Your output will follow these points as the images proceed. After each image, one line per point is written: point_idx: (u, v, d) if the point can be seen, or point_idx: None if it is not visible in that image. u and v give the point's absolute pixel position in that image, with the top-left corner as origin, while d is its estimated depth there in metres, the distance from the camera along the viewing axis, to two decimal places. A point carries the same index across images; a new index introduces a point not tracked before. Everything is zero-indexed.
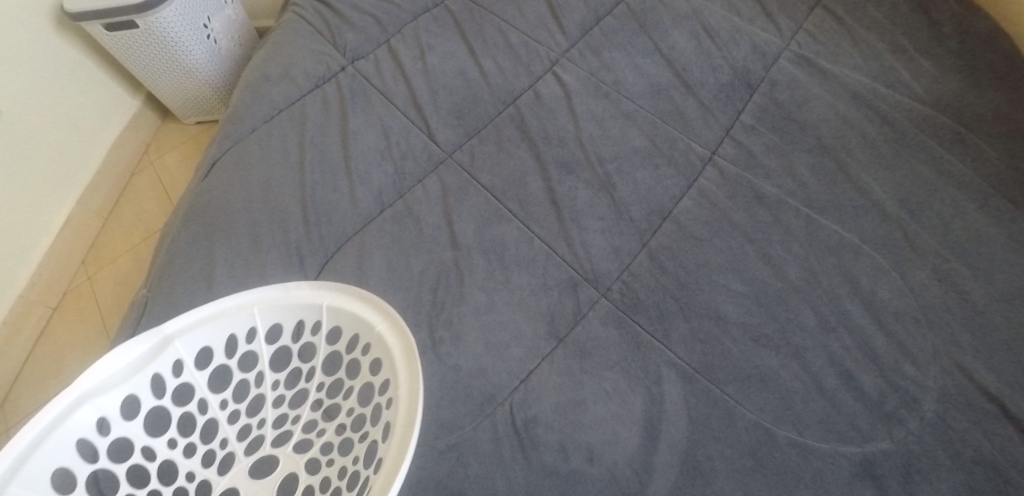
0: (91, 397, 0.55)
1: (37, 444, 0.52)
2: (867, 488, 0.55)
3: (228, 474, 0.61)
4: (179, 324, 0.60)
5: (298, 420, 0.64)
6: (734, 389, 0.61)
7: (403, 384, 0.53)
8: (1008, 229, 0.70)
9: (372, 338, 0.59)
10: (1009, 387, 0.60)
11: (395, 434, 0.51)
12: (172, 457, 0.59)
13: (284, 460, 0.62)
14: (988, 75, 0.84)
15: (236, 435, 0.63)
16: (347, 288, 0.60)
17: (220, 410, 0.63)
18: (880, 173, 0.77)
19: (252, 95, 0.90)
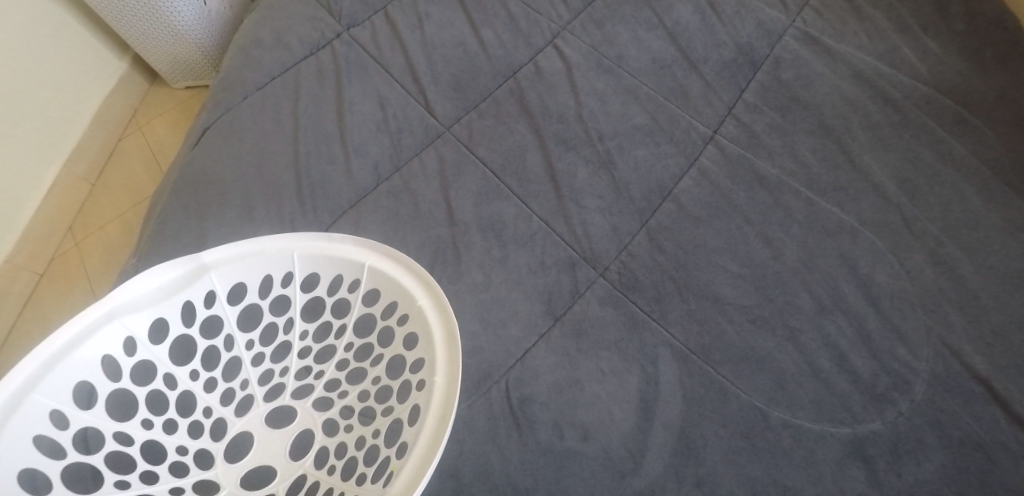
0: (122, 316, 0.58)
1: (62, 355, 0.54)
2: (857, 468, 0.56)
3: (245, 416, 0.63)
4: (219, 254, 0.62)
5: (321, 376, 0.64)
6: (728, 370, 0.61)
7: (439, 370, 0.52)
8: (1006, 213, 0.70)
9: (411, 310, 0.58)
10: (998, 370, 0.61)
11: (428, 424, 0.49)
12: (191, 388, 0.61)
13: (301, 416, 0.63)
14: (993, 57, 0.83)
15: (257, 379, 0.64)
16: (390, 252, 0.60)
17: (245, 351, 0.64)
18: (882, 155, 0.76)
19: (244, 60, 0.88)
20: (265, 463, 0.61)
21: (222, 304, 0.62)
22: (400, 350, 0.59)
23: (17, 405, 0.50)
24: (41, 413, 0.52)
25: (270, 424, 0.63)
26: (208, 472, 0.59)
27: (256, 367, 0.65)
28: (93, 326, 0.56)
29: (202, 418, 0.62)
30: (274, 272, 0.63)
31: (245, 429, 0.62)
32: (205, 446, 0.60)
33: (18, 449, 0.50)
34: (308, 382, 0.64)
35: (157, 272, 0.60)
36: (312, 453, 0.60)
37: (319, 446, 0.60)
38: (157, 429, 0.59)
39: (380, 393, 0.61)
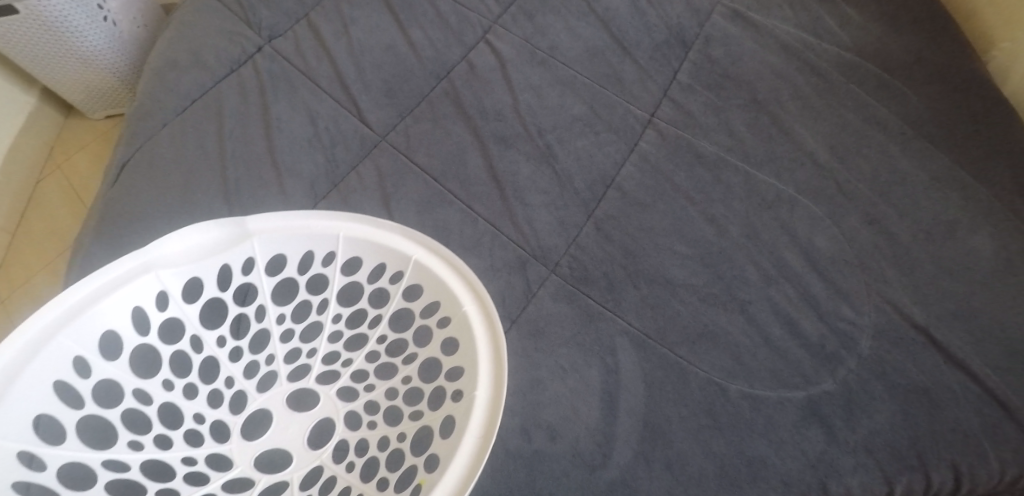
0: (158, 269, 0.57)
1: (93, 301, 0.53)
2: (815, 429, 0.58)
3: (267, 392, 0.62)
4: (264, 222, 0.60)
5: (349, 365, 0.63)
6: (685, 350, 0.63)
7: (480, 384, 0.49)
8: (929, 168, 0.74)
9: (455, 314, 0.55)
10: (935, 319, 0.64)
11: (469, 442, 0.46)
12: (216, 354, 0.61)
13: (323, 401, 0.62)
14: (906, 21, 0.87)
15: (283, 356, 0.63)
16: (440, 253, 0.57)
17: (275, 325, 0.63)
18: (811, 123, 0.79)
19: (160, 84, 0.84)
20: (279, 446, 0.60)
21: (260, 274, 0.61)
22: (439, 351, 0.57)
23: (39, 351, 0.49)
24: (67, 359, 0.51)
25: (290, 405, 0.62)
26: (222, 446, 0.58)
27: (284, 343, 0.64)
28: (127, 275, 0.55)
29: (224, 387, 0.61)
30: (316, 249, 0.61)
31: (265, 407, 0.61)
32: (221, 418, 0.60)
33: (35, 397, 0.49)
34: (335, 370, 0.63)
35: (200, 229, 0.59)
36: (331, 444, 0.59)
37: (337, 440, 0.59)
38: (177, 394, 0.58)
39: (409, 394, 0.59)
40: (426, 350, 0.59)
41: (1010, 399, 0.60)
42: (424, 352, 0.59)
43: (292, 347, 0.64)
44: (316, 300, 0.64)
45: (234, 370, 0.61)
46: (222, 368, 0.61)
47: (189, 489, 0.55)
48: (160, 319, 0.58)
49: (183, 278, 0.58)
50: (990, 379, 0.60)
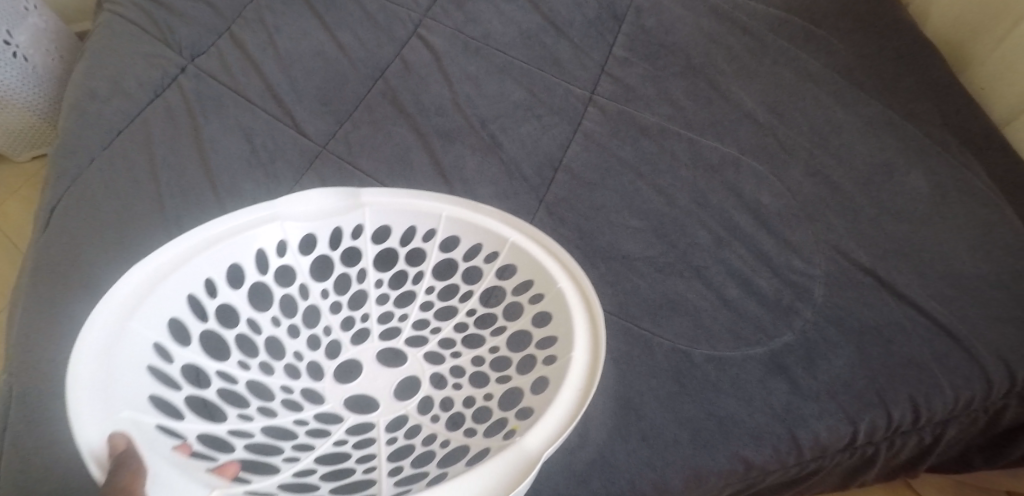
0: (283, 220, 0.57)
1: (224, 235, 0.55)
2: (779, 381, 0.60)
3: (362, 345, 0.60)
4: (379, 194, 0.60)
5: (437, 331, 0.61)
6: (648, 322, 0.64)
7: (578, 346, 0.48)
8: (862, 114, 0.76)
9: (547, 288, 0.55)
10: (881, 260, 0.66)
11: (565, 397, 0.45)
12: (319, 304, 0.60)
13: (410, 361, 0.59)
14: None
15: (378, 315, 0.62)
16: (541, 237, 0.56)
17: (373, 288, 0.63)
18: (747, 82, 0.80)
19: (77, 117, 0.79)
20: (368, 393, 0.58)
21: (366, 241, 0.61)
22: (530, 323, 0.56)
23: (178, 267, 0.51)
24: (198, 280, 0.53)
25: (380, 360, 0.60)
26: (318, 383, 0.57)
27: (380, 304, 0.63)
28: (257, 213, 0.57)
29: (321, 335, 0.60)
30: (420, 224, 0.60)
31: (357, 359, 0.60)
32: (318, 360, 0.59)
33: (169, 302, 0.50)
34: (422, 336, 0.61)
35: (322, 195, 0.59)
36: (416, 400, 0.56)
37: (422, 397, 0.57)
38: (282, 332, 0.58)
39: (495, 361, 0.58)
40: (517, 325, 0.58)
41: (956, 328, 0.62)
42: (513, 326, 0.58)
43: (387, 311, 0.63)
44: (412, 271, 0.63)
45: (331, 322, 0.60)
46: (323, 317, 0.60)
47: (287, 412, 0.54)
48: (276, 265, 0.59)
49: (301, 232, 0.59)
50: (937, 311, 0.63)
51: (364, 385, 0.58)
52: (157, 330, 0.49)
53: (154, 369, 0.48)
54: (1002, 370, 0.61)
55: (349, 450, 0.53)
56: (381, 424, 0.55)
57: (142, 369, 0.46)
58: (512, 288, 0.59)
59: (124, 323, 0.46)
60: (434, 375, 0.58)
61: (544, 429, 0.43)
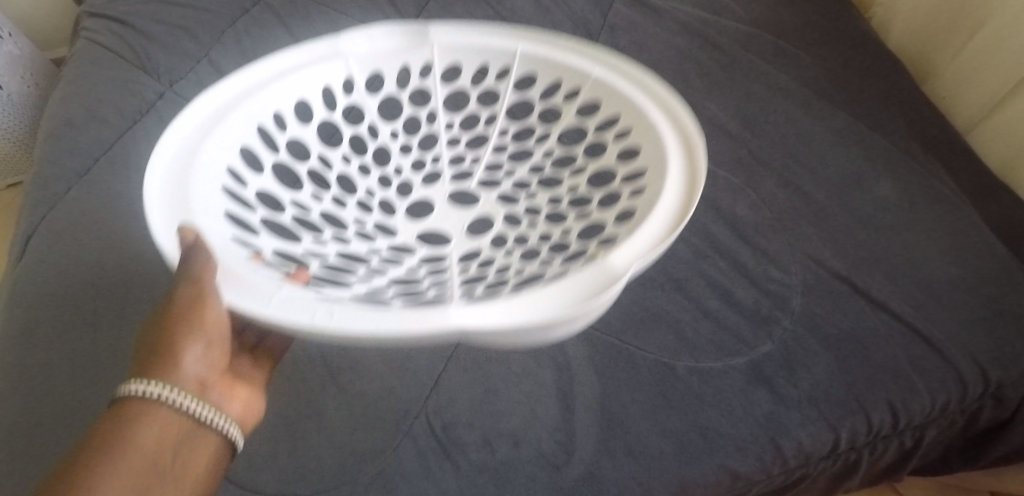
0: (346, 56, 0.61)
1: (298, 68, 0.58)
2: (762, 391, 0.61)
3: (432, 186, 0.68)
4: (449, 33, 0.63)
5: (511, 178, 0.68)
6: (630, 336, 0.64)
7: (673, 160, 0.48)
8: (832, 125, 0.78)
9: (631, 120, 0.56)
10: (855, 267, 0.68)
11: (668, 198, 0.45)
12: (391, 145, 0.69)
13: (482, 202, 0.66)
14: None
15: (447, 160, 0.70)
16: (635, 72, 0.57)
17: (444, 132, 0.71)
18: (720, 96, 0.82)
19: (54, 145, 0.79)
20: (443, 227, 0.65)
21: (436, 84, 0.67)
22: (614, 161, 0.60)
23: (242, 99, 0.54)
24: (280, 104, 0.56)
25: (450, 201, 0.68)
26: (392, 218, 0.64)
27: (450, 148, 0.71)
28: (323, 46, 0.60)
29: (392, 175, 0.68)
30: (494, 62, 0.64)
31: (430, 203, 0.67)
32: (388, 197, 0.66)
33: (244, 127, 0.53)
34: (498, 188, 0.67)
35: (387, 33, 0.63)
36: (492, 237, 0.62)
37: (496, 235, 0.63)
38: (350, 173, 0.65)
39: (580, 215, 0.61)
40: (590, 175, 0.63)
41: (930, 331, 0.64)
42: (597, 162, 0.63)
43: (456, 155, 0.71)
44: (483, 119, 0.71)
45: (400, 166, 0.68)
46: (394, 158, 0.68)
47: (366, 239, 0.60)
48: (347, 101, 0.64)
49: (365, 69, 0.63)
50: (910, 315, 0.65)
51: (436, 224, 0.65)
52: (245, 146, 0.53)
53: (236, 188, 0.52)
54: (976, 371, 0.63)
55: (431, 269, 0.59)
56: (459, 253, 0.61)
57: (218, 188, 0.48)
58: (593, 124, 0.64)
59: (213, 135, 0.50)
60: (501, 228, 0.63)
61: (637, 245, 0.41)
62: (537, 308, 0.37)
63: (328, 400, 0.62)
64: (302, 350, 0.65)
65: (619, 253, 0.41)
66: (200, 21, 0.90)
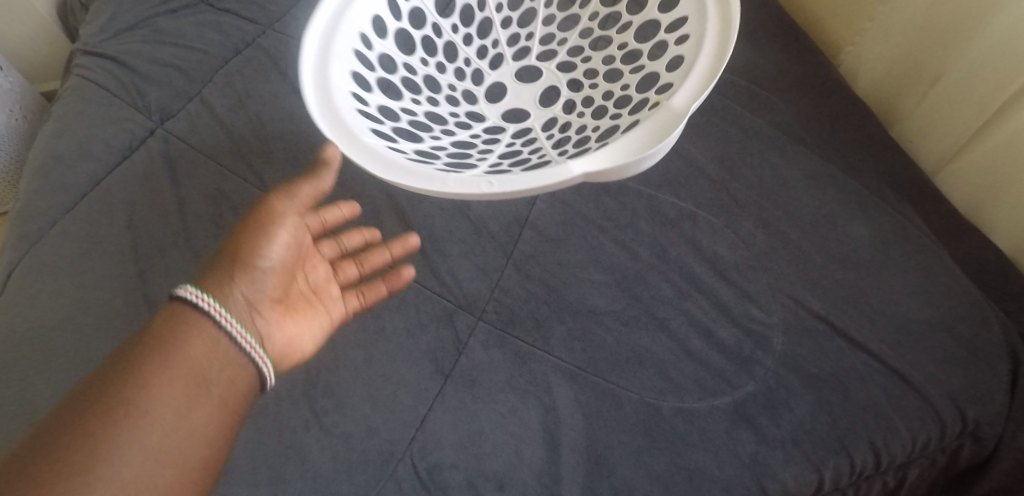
0: None
1: None
2: (745, 431, 0.62)
3: (498, 70, 0.80)
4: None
5: (562, 45, 0.81)
6: (616, 375, 0.65)
7: (709, 16, 0.58)
8: (809, 168, 0.80)
9: None
10: (834, 307, 0.69)
11: (710, 42, 0.57)
12: (454, 39, 0.79)
13: (546, 75, 0.79)
14: (775, 32, 0.94)
15: (506, 42, 0.82)
16: None
17: (495, 15, 0.82)
18: (702, 138, 0.84)
19: (44, 182, 0.80)
20: (518, 106, 0.77)
21: None
22: (655, 13, 0.70)
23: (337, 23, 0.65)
24: (364, 23, 0.69)
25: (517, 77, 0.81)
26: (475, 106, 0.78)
27: (505, 32, 0.82)
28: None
29: (464, 66, 0.81)
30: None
31: (501, 82, 0.80)
32: (468, 88, 0.79)
33: (346, 53, 0.66)
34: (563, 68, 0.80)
35: None
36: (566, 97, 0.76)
37: (569, 97, 0.76)
38: (431, 107, 0.75)
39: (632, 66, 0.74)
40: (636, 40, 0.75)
41: (908, 371, 0.65)
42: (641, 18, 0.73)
43: (512, 34, 0.83)
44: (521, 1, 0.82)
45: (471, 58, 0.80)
46: (462, 52, 0.80)
47: (462, 128, 0.75)
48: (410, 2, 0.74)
49: None
50: (888, 355, 0.66)
51: (517, 96, 0.78)
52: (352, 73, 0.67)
53: (365, 108, 0.67)
54: (953, 409, 0.64)
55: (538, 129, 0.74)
56: (542, 114, 0.76)
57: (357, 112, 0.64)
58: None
59: (334, 68, 0.63)
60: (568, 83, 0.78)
61: (688, 90, 0.54)
62: (643, 133, 0.52)
63: (313, 441, 0.63)
64: (287, 391, 0.65)
65: (678, 96, 0.53)
66: (192, 60, 0.90)
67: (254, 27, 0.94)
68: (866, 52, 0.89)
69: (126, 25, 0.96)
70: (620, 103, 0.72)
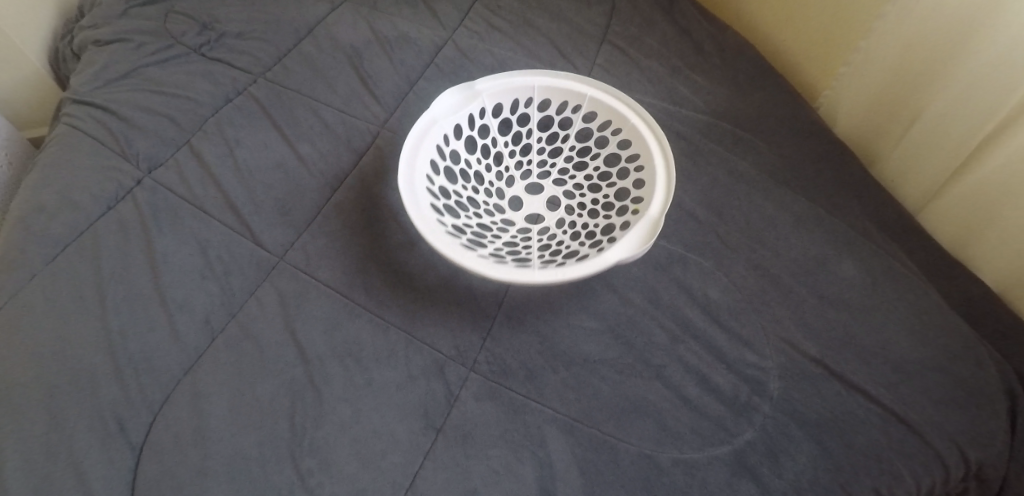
0: (437, 120, 0.78)
1: (420, 143, 0.75)
2: (746, 483, 0.61)
3: (512, 187, 0.85)
4: (487, 83, 0.82)
5: (554, 166, 0.87)
6: (612, 427, 0.65)
7: (655, 155, 0.76)
8: (796, 209, 0.81)
9: (626, 125, 0.81)
10: (828, 350, 0.69)
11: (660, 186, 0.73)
12: (478, 169, 0.84)
13: (546, 190, 0.85)
14: (756, 76, 0.96)
15: (513, 167, 0.87)
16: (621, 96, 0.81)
17: (502, 149, 0.87)
18: (689, 181, 0.84)
19: (23, 232, 0.78)
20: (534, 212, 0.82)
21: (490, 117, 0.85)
22: (615, 148, 0.83)
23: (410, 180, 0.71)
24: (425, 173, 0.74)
25: (529, 192, 0.85)
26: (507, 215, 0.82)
27: (511, 159, 0.87)
28: (420, 127, 0.77)
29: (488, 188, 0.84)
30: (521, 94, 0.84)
31: (522, 192, 0.85)
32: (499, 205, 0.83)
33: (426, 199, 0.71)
34: (562, 180, 0.86)
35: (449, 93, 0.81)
36: (572, 200, 0.83)
37: (577, 201, 0.83)
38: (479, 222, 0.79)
39: (602, 178, 0.85)
40: (606, 151, 0.84)
41: (907, 414, 0.65)
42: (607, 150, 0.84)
43: (517, 161, 0.87)
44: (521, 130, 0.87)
45: (491, 178, 0.84)
46: (484, 176, 0.85)
47: (507, 236, 0.79)
48: (450, 146, 0.81)
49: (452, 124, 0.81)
50: (887, 399, 0.66)
51: (538, 204, 0.84)
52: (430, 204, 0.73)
53: (449, 232, 0.72)
54: (956, 454, 0.63)
55: (568, 230, 0.81)
56: (563, 214, 0.82)
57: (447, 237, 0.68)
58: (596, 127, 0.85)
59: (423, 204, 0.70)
60: (568, 189, 0.85)
61: (660, 199, 0.71)
62: (640, 228, 0.69)
63: None
64: (271, 450, 0.63)
65: (652, 205, 0.71)
66: (181, 109, 0.90)
67: (246, 79, 0.95)
68: (842, 96, 0.91)
69: (115, 74, 0.96)
70: (620, 198, 0.81)
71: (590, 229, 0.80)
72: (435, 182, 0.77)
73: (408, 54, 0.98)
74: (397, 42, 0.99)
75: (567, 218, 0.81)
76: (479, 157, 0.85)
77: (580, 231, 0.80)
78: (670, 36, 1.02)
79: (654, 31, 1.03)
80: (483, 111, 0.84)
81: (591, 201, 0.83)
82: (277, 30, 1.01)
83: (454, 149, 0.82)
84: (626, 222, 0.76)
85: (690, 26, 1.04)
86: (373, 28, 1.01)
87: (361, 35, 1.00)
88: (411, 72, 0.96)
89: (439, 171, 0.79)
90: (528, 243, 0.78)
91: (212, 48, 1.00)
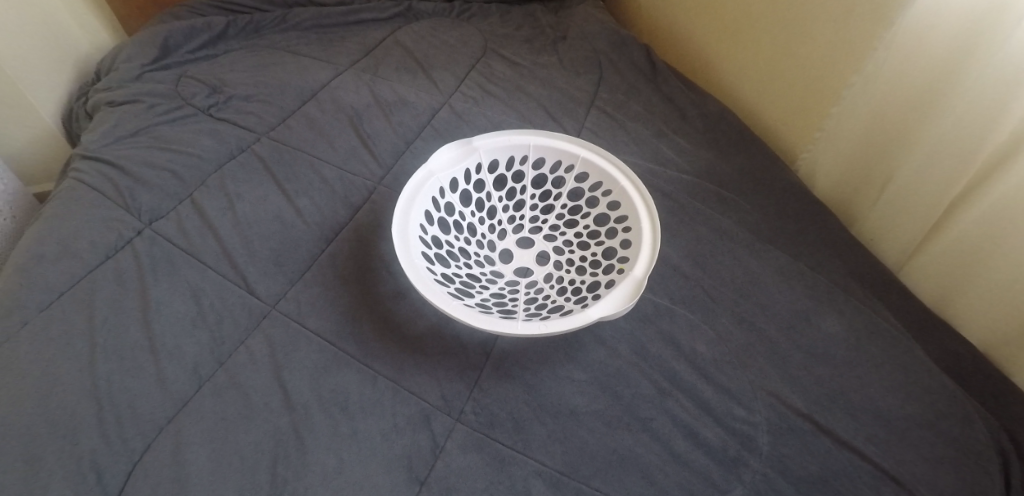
0: (434, 172, 0.82)
1: (416, 192, 0.78)
2: None
3: (504, 239, 0.87)
4: (486, 141, 0.87)
5: (546, 222, 0.89)
6: (599, 481, 0.64)
7: (642, 215, 0.78)
8: (779, 264, 0.83)
9: (615, 187, 0.84)
10: (815, 405, 0.69)
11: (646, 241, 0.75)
12: (472, 221, 0.87)
13: (536, 244, 0.87)
14: (738, 139, 1.00)
15: (506, 221, 0.89)
16: (614, 160, 0.85)
17: (497, 202, 0.89)
18: (675, 237, 0.87)
19: (18, 278, 0.78)
20: (524, 264, 0.84)
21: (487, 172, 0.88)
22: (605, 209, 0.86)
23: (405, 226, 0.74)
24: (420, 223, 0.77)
25: (520, 245, 0.87)
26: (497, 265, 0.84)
27: (506, 213, 0.90)
28: (418, 179, 0.80)
29: (481, 238, 0.87)
30: (517, 153, 0.88)
31: (513, 247, 0.87)
32: (490, 255, 0.85)
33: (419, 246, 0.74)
34: (553, 235, 0.88)
35: (447, 149, 0.84)
36: (562, 256, 0.85)
37: (566, 257, 0.85)
38: (468, 274, 0.80)
39: (592, 234, 0.86)
40: (597, 211, 0.87)
41: (896, 470, 0.64)
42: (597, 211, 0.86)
43: (511, 216, 0.90)
44: (516, 186, 0.90)
45: (483, 231, 0.87)
46: (478, 228, 0.87)
47: (495, 286, 0.81)
48: (445, 198, 0.84)
49: (449, 177, 0.84)
50: (875, 454, 0.66)
51: (528, 257, 0.85)
52: (422, 251, 0.76)
53: (438, 279, 0.74)
54: None
55: (555, 284, 0.82)
56: (551, 268, 0.84)
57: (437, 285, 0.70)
58: (588, 188, 0.88)
59: (414, 252, 0.72)
60: (558, 245, 0.86)
61: (644, 260, 0.74)
62: (623, 288, 0.71)
63: None
64: None
65: (636, 266, 0.73)
66: (186, 165, 0.94)
67: (250, 137, 0.99)
68: (818, 163, 0.96)
69: (125, 132, 1.01)
70: (608, 256, 0.83)
71: (576, 285, 0.81)
72: (428, 231, 0.79)
73: (406, 116, 1.02)
74: (396, 105, 1.04)
75: (555, 272, 0.83)
76: (473, 210, 0.88)
77: (567, 286, 0.81)
78: (654, 102, 1.08)
79: (639, 97, 1.09)
80: (480, 168, 0.88)
81: (579, 257, 0.84)
82: (282, 93, 1.06)
83: (450, 203, 0.85)
84: (610, 279, 0.78)
85: (673, 93, 1.10)
86: (374, 92, 1.07)
87: (361, 98, 1.05)
88: (408, 132, 1.00)
89: (434, 221, 0.82)
90: (517, 293, 0.80)
91: (220, 108, 1.05)
